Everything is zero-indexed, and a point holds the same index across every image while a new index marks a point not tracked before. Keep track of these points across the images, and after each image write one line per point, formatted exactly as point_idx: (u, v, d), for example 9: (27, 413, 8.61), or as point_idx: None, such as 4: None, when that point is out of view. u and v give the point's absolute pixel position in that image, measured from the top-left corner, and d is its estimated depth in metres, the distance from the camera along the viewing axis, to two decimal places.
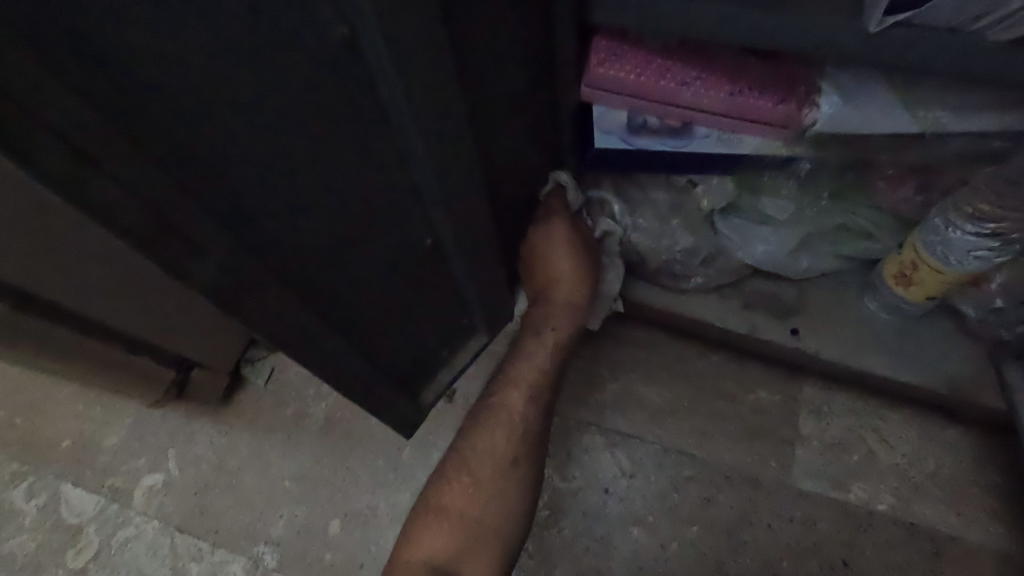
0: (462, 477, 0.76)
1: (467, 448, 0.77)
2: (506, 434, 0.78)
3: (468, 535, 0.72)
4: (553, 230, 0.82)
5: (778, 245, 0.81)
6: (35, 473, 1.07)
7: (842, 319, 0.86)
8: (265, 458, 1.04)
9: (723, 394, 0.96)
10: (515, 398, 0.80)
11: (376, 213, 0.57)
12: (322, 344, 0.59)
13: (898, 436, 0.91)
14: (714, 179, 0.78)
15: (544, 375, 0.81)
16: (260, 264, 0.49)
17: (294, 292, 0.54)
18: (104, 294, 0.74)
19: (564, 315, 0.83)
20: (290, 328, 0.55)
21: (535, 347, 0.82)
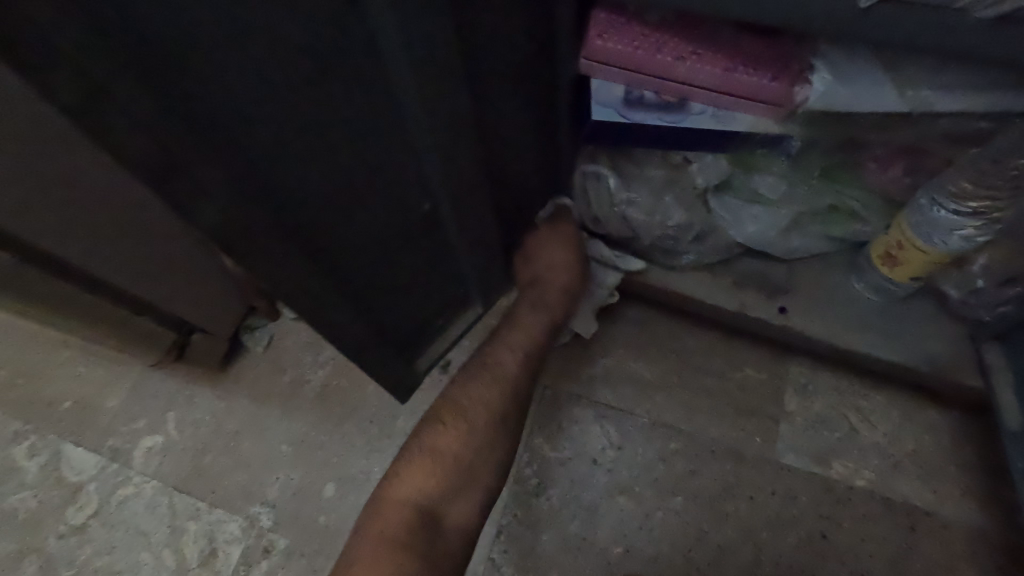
0: (450, 422, 0.79)
1: (457, 398, 0.81)
2: (496, 390, 0.82)
3: (453, 479, 0.76)
4: (556, 232, 0.90)
5: (768, 225, 0.84)
6: (37, 432, 1.09)
7: (829, 298, 0.88)
8: (262, 423, 1.06)
9: (711, 370, 0.98)
10: (508, 358, 0.85)
11: (379, 175, 0.59)
12: (322, 303, 0.61)
13: (879, 415, 0.94)
14: (709, 156, 0.78)
15: (536, 345, 0.86)
16: (262, 212, 0.50)
17: (299, 248, 0.56)
18: (102, 251, 0.75)
19: (559, 299, 0.89)
20: (288, 280, 0.56)
21: (528, 320, 0.87)
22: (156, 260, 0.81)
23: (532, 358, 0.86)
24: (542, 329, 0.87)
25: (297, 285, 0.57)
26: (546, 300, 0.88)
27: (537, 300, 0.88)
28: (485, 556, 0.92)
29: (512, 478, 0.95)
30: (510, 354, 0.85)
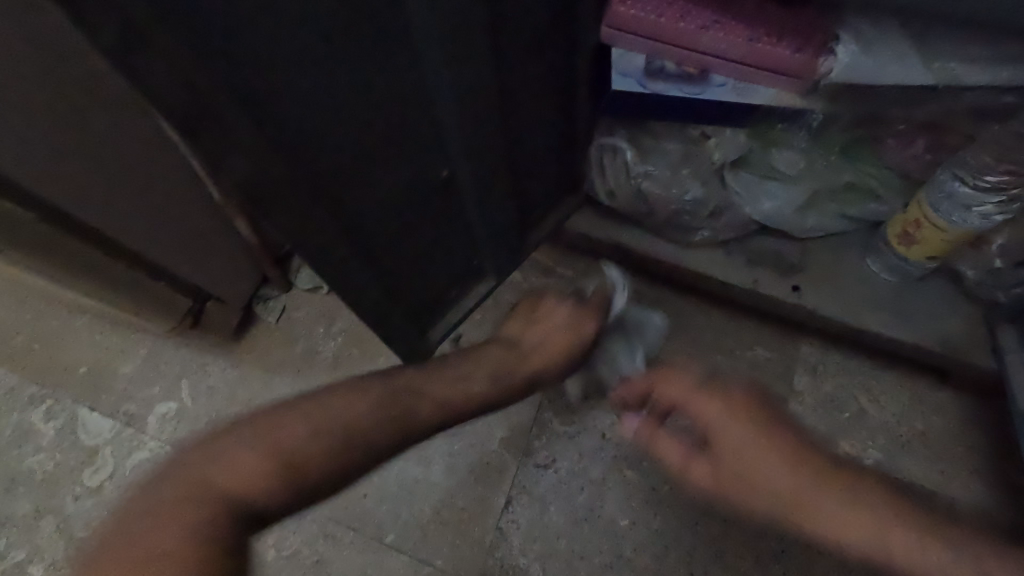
0: (316, 435, 0.62)
1: (341, 414, 0.64)
2: (390, 433, 0.66)
3: (291, 502, 0.59)
4: (577, 325, 0.88)
5: (787, 202, 0.83)
6: (54, 396, 1.11)
7: (843, 277, 0.87)
8: (275, 392, 1.08)
9: (721, 348, 0.99)
10: (426, 399, 0.71)
11: (404, 140, 0.59)
12: (341, 262, 0.62)
13: (889, 396, 0.94)
14: (728, 131, 0.78)
15: (463, 402, 0.74)
16: (287, 165, 0.50)
17: (325, 208, 0.57)
18: (115, 208, 0.76)
19: (524, 381, 0.82)
20: (310, 234, 0.57)
21: (474, 378, 0.77)
22: (170, 219, 0.82)
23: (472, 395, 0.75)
24: (474, 395, 0.75)
25: (317, 241, 0.58)
26: (514, 369, 0.81)
27: (501, 367, 0.81)
28: (493, 525, 0.94)
29: (521, 450, 0.97)
30: (456, 386, 0.75)
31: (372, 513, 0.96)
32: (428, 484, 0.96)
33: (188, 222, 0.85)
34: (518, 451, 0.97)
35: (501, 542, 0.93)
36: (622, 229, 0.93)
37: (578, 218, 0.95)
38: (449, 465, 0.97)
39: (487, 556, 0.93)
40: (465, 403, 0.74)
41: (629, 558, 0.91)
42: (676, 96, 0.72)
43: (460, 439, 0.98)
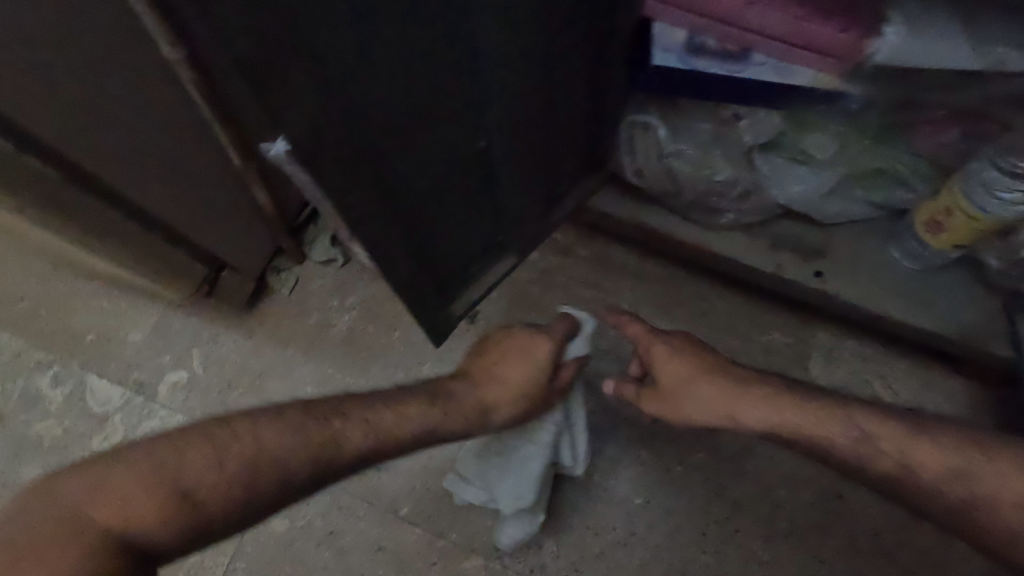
0: (221, 463, 0.60)
1: (258, 439, 0.63)
2: (307, 467, 0.64)
3: (193, 528, 0.58)
4: (531, 342, 0.80)
5: (814, 187, 0.83)
6: (61, 363, 1.10)
7: (865, 263, 0.88)
8: (288, 363, 1.07)
9: (737, 331, 1.00)
10: (350, 424, 0.67)
11: (448, 102, 0.58)
12: (377, 227, 0.61)
13: (902, 384, 0.95)
14: (761, 111, 0.77)
15: (391, 435, 0.69)
16: (340, 129, 0.49)
17: (369, 169, 0.55)
18: (134, 166, 0.75)
19: (467, 410, 0.75)
20: (355, 197, 0.56)
21: (412, 405, 0.72)
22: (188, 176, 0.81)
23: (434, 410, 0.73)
24: (409, 426, 0.71)
25: (358, 205, 0.57)
26: (457, 394, 0.76)
27: (436, 391, 0.76)
28: None
29: None
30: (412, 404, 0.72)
31: (386, 485, 0.97)
32: (442, 461, 0.97)
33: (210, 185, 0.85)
34: None
35: (514, 518, 0.94)
36: (645, 210, 0.92)
37: (601, 197, 0.94)
38: None
39: (501, 531, 0.94)
40: (400, 433, 0.70)
41: (641, 536, 0.92)
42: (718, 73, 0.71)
43: None
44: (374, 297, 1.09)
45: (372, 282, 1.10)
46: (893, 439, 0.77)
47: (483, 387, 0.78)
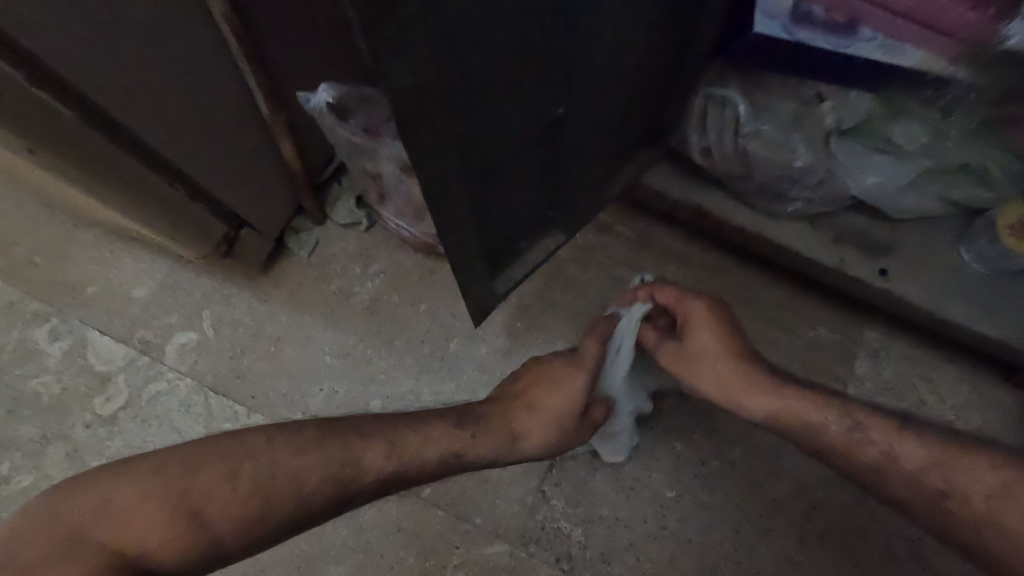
0: (233, 481, 0.58)
1: (274, 459, 0.60)
2: (325, 490, 0.61)
3: (195, 550, 0.55)
4: (570, 369, 0.77)
5: (892, 179, 0.77)
6: (60, 316, 1.03)
7: (932, 262, 0.83)
8: (306, 330, 1.01)
9: (782, 325, 0.95)
10: (373, 446, 0.65)
11: (536, 57, 0.51)
12: (437, 190, 0.54)
13: (949, 389, 0.92)
14: (851, 93, 0.71)
15: (414, 459, 0.66)
16: (430, 69, 0.43)
17: (446, 122, 0.49)
18: (157, 104, 0.67)
19: (500, 436, 0.73)
20: (430, 153, 0.50)
21: (435, 428, 0.69)
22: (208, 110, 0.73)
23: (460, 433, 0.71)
24: (433, 454, 0.68)
25: (428, 162, 0.51)
26: (489, 421, 0.73)
27: (466, 414, 0.73)
28: (535, 487, 0.91)
29: None
30: (440, 423, 0.70)
31: None
32: None
33: (231, 126, 0.78)
34: None
35: (543, 505, 0.91)
36: (703, 192, 0.86)
37: (656, 175, 0.87)
38: None
39: (528, 518, 0.90)
40: (424, 457, 0.67)
41: (673, 529, 0.89)
42: (821, 47, 0.64)
43: None
44: (400, 266, 1.02)
45: (398, 249, 1.03)
46: (902, 442, 0.66)
47: (516, 415, 0.75)
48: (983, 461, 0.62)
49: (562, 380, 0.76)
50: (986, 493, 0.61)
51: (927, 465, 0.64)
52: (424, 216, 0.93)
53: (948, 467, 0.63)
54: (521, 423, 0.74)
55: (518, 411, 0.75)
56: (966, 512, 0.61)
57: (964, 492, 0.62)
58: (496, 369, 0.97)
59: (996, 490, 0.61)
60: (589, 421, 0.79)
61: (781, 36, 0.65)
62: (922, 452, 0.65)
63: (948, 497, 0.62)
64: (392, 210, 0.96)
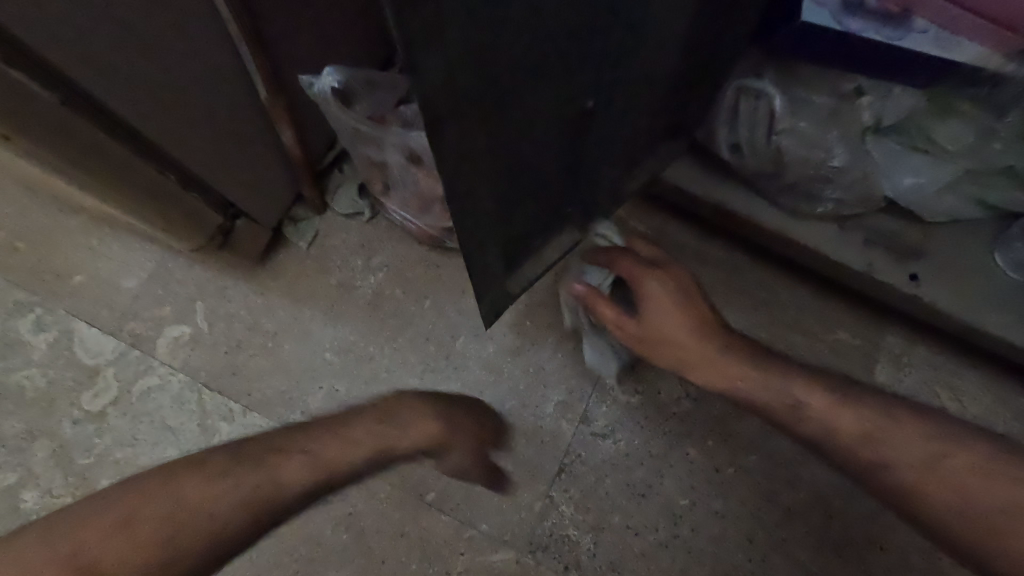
0: (131, 528, 0.55)
1: (172, 494, 0.57)
2: (241, 516, 0.58)
3: None
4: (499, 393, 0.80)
5: (931, 179, 0.73)
6: (45, 306, 0.97)
7: (965, 268, 0.79)
8: (305, 325, 0.96)
9: (803, 329, 0.91)
10: (290, 459, 0.61)
11: (569, 43, 0.47)
12: (457, 188, 0.49)
13: (973, 397, 0.89)
14: (895, 89, 0.67)
15: (342, 462, 0.62)
16: (455, 55, 0.39)
17: (470, 114, 0.44)
18: (144, 88, 0.62)
19: (429, 426, 0.68)
20: (449, 151, 0.45)
21: (360, 428, 0.65)
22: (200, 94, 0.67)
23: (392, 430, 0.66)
24: (360, 453, 0.63)
25: (447, 161, 0.46)
26: (416, 406, 0.69)
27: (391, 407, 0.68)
28: (544, 492, 0.88)
29: (580, 415, 0.91)
30: (366, 423, 0.65)
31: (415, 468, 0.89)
32: None
33: (228, 111, 0.72)
34: (573, 418, 0.91)
35: (551, 510, 0.88)
36: (726, 189, 0.82)
37: (677, 170, 0.83)
38: None
39: (536, 524, 0.87)
40: (353, 461, 0.63)
41: (686, 538, 0.86)
42: (874, 38, 0.59)
43: (513, 399, 0.92)
44: (404, 260, 0.98)
45: (402, 242, 0.98)
46: (839, 415, 0.65)
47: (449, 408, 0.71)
48: (917, 437, 0.62)
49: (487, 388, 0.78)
50: (915, 464, 0.61)
51: (863, 437, 0.63)
52: (431, 208, 0.88)
53: (884, 441, 0.62)
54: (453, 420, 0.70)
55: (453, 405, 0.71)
56: (896, 482, 0.61)
57: (894, 461, 0.61)
58: (504, 369, 0.93)
59: (926, 463, 0.60)
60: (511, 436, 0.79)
61: (830, 27, 0.60)
62: (859, 424, 0.64)
63: (879, 467, 0.62)
64: (396, 201, 0.91)
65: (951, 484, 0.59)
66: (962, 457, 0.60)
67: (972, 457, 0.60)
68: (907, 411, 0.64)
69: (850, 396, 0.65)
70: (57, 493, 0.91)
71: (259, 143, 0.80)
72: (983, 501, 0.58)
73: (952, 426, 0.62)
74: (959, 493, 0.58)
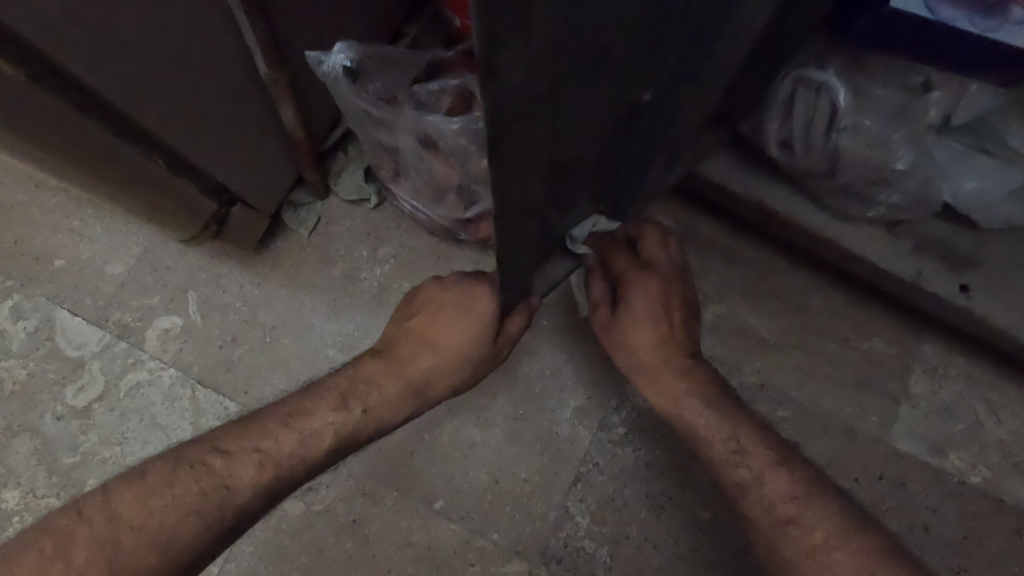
0: (68, 559, 0.53)
1: (114, 516, 0.55)
2: (191, 525, 0.56)
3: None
4: (469, 298, 0.67)
5: (994, 184, 0.67)
6: (22, 292, 0.90)
7: (1020, 280, 0.73)
8: (306, 319, 0.89)
9: (837, 336, 0.86)
10: (239, 460, 0.60)
11: (641, 33, 0.40)
12: (505, 198, 0.43)
13: (1009, 412, 0.84)
14: (973, 86, 0.61)
15: (293, 459, 0.62)
16: (525, 51, 0.32)
17: (531, 118, 0.37)
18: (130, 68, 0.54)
19: (394, 400, 0.67)
20: (506, 160, 0.39)
21: (317, 418, 0.64)
22: (195, 68, 0.60)
23: (356, 401, 0.65)
24: (320, 447, 0.63)
25: (498, 169, 0.39)
26: (380, 382, 0.67)
27: (352, 387, 0.66)
28: (558, 502, 0.84)
29: (598, 421, 0.86)
30: (329, 406, 0.65)
31: (423, 474, 0.84)
32: (487, 450, 0.85)
33: (225, 88, 0.65)
34: (591, 424, 0.86)
35: (567, 521, 0.83)
36: (768, 187, 0.75)
37: (715, 165, 0.76)
38: (511, 431, 0.85)
39: (550, 535, 0.83)
40: (308, 453, 0.62)
41: (705, 552, 0.83)
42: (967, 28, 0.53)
43: (527, 404, 0.86)
44: (413, 250, 0.91)
45: (410, 231, 0.91)
46: (773, 475, 0.65)
47: (404, 366, 0.68)
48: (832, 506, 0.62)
49: (443, 325, 0.67)
50: (829, 532, 0.61)
51: (788, 498, 0.64)
52: (444, 199, 0.81)
53: (806, 504, 0.63)
54: (411, 373, 0.67)
55: (416, 359, 0.68)
56: (804, 542, 0.61)
57: (808, 524, 0.62)
58: (519, 371, 0.87)
59: (836, 532, 0.61)
60: (507, 338, 0.69)
61: (922, 15, 0.54)
62: (786, 486, 0.64)
63: (793, 525, 0.62)
64: (407, 189, 0.84)
65: (848, 558, 0.59)
66: (871, 537, 0.60)
67: (874, 539, 0.60)
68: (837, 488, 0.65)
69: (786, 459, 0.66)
70: (40, 494, 0.85)
71: (256, 123, 0.72)
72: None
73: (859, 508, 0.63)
74: (855, 566, 0.59)
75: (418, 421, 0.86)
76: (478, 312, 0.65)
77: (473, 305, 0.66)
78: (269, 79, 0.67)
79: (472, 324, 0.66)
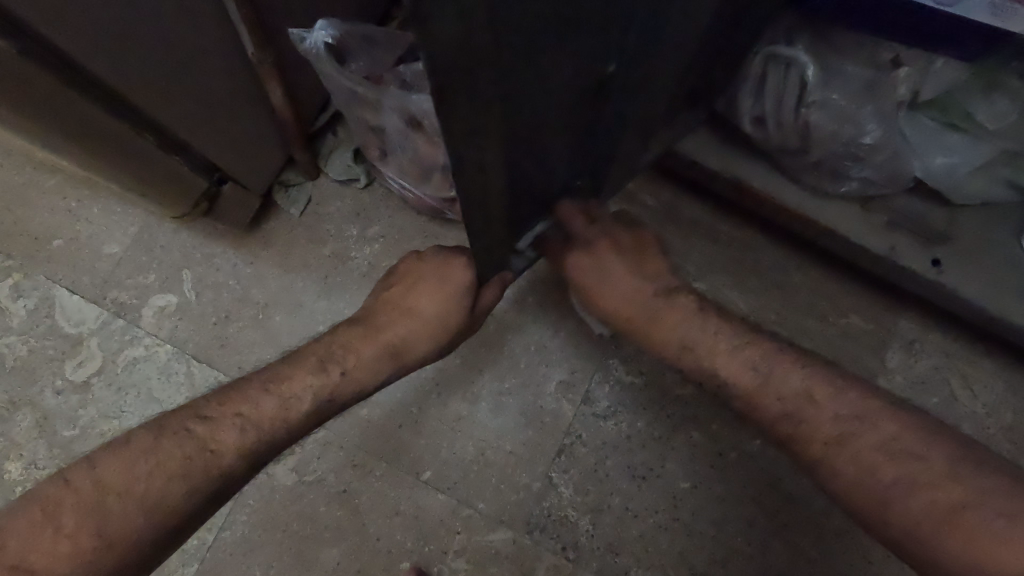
0: (57, 522, 0.55)
1: (101, 483, 0.57)
2: (180, 488, 0.59)
3: None
4: (446, 270, 0.70)
5: (962, 159, 0.69)
6: (23, 271, 0.93)
7: (989, 253, 0.75)
8: (296, 296, 0.92)
9: (814, 312, 0.88)
10: (222, 426, 0.63)
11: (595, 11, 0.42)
12: (469, 167, 0.45)
13: (983, 385, 0.86)
14: (938, 61, 0.62)
15: (275, 423, 0.64)
16: (476, 26, 0.34)
17: (489, 88, 0.40)
18: (121, 48, 0.56)
19: (374, 367, 0.69)
20: (466, 129, 0.41)
21: (296, 385, 0.66)
22: (184, 49, 0.62)
23: (334, 367, 0.68)
24: (300, 412, 0.66)
25: (461, 139, 0.41)
26: (358, 348, 0.69)
27: (331, 353, 0.69)
28: (541, 473, 0.86)
29: (580, 395, 0.88)
30: (310, 372, 0.67)
31: (410, 445, 0.87)
32: (473, 422, 0.88)
33: (212, 69, 0.67)
34: (575, 398, 0.88)
35: (549, 491, 0.86)
36: (743, 163, 0.77)
37: (694, 143, 0.77)
38: (496, 405, 0.88)
39: (533, 504, 0.86)
40: (290, 418, 0.65)
41: (685, 520, 0.85)
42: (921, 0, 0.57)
43: (512, 378, 0.89)
44: (401, 230, 0.93)
45: (399, 211, 0.93)
46: None
47: (381, 333, 0.70)
48: (828, 411, 0.59)
49: (419, 294, 0.70)
50: (827, 438, 0.59)
51: None
52: (429, 177, 0.83)
53: (800, 418, 0.60)
54: (385, 340, 0.70)
55: (392, 325, 0.70)
56: None
57: None
58: (505, 347, 0.89)
59: (833, 440, 0.58)
60: (480, 310, 0.72)
61: None
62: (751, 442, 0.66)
63: (796, 436, 0.61)
64: (394, 168, 0.86)
65: (850, 460, 0.57)
66: (871, 435, 0.57)
67: (880, 435, 0.56)
68: (847, 387, 0.61)
69: (766, 387, 0.63)
70: (41, 465, 0.88)
71: (244, 101, 0.74)
72: (877, 476, 0.55)
73: (874, 402, 0.59)
74: (857, 468, 0.56)
75: (405, 396, 0.88)
76: (455, 284, 0.69)
77: (449, 276, 0.69)
78: (255, 59, 0.69)
79: (446, 295, 0.69)
